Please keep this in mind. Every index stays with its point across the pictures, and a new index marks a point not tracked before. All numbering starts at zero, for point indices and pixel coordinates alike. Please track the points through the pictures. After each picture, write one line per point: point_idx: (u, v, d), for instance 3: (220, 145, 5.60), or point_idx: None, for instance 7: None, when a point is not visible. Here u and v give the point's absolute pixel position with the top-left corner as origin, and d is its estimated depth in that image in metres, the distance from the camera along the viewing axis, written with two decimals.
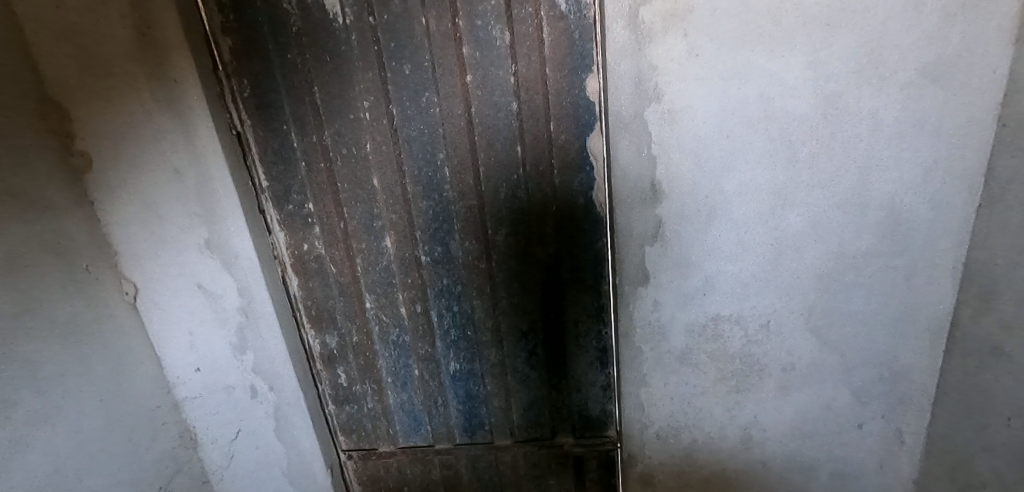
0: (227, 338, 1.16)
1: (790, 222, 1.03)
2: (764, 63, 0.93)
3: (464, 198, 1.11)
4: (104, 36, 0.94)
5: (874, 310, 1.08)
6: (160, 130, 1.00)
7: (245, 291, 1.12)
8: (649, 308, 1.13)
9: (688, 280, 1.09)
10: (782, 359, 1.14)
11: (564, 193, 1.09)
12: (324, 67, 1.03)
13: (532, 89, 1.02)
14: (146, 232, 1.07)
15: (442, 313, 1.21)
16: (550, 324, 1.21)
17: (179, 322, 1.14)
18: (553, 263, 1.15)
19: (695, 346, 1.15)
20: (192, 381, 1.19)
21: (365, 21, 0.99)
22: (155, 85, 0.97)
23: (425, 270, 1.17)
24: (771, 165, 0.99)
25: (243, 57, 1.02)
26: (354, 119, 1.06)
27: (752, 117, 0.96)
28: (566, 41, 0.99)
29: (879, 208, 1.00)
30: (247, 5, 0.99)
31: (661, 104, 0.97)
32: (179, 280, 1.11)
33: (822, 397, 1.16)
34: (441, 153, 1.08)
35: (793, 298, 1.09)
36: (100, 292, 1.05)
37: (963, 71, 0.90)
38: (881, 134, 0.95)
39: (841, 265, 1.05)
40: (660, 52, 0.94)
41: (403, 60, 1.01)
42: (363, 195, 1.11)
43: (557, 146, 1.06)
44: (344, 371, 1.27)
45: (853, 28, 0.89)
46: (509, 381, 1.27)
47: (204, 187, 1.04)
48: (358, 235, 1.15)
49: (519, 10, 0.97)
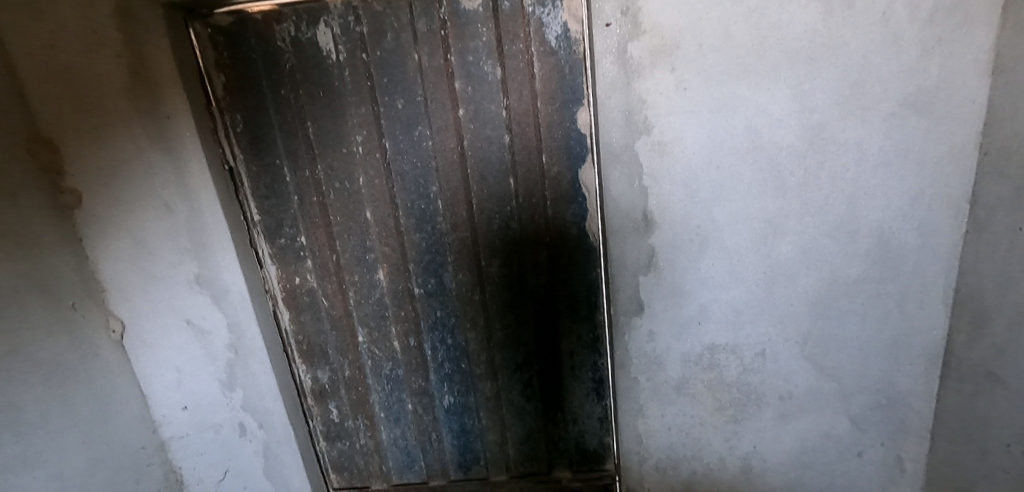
0: (216, 374, 1.13)
1: (781, 250, 1.04)
2: (750, 95, 0.95)
3: (456, 230, 1.11)
4: (97, 74, 0.94)
5: (868, 336, 1.08)
6: (151, 166, 0.99)
7: (236, 326, 1.10)
8: (645, 339, 1.12)
9: (682, 309, 1.09)
10: (779, 388, 1.13)
11: (557, 223, 1.09)
12: (317, 103, 1.04)
13: (524, 122, 1.03)
14: (134, 268, 1.05)
15: (436, 346, 1.19)
16: (546, 355, 1.19)
17: (166, 359, 1.11)
18: (547, 293, 1.15)
19: (692, 376, 1.14)
20: (179, 420, 1.16)
21: (358, 57, 1.01)
22: (147, 122, 0.97)
23: (418, 302, 1.16)
24: (761, 194, 1.00)
25: (236, 92, 1.03)
26: (347, 153, 1.06)
27: (740, 148, 0.98)
28: (557, 76, 1.00)
29: (868, 235, 1.01)
30: (242, 43, 1.01)
31: (651, 136, 0.98)
32: (167, 316, 1.08)
33: (820, 426, 1.15)
34: (434, 186, 1.08)
35: (788, 326, 1.09)
36: (86, 330, 1.03)
37: (944, 101, 0.92)
38: (867, 163, 0.97)
39: (834, 292, 1.06)
40: (649, 86, 0.95)
41: (395, 95, 1.03)
42: (356, 228, 1.11)
43: (549, 178, 1.07)
44: (335, 406, 1.24)
45: (835, 62, 0.92)
46: (504, 415, 1.25)
47: (196, 222, 1.03)
48: (350, 268, 1.14)
49: (510, 46, 0.99)
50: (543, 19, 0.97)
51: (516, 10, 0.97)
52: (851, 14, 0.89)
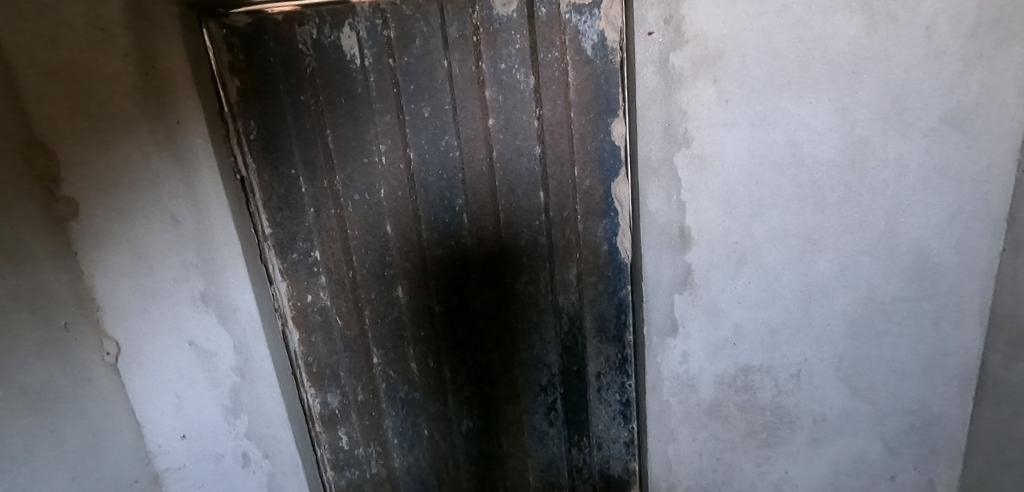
0: (219, 400, 1.04)
1: (820, 268, 1.01)
2: (793, 108, 0.92)
3: (482, 245, 1.06)
4: (102, 74, 0.87)
5: (904, 357, 1.05)
6: (158, 173, 0.92)
7: (243, 348, 1.02)
8: (677, 360, 1.07)
9: (717, 329, 1.05)
10: (814, 410, 1.10)
11: (587, 239, 1.05)
12: (338, 110, 0.98)
13: (557, 133, 0.99)
14: (133, 284, 0.96)
15: (456, 368, 1.13)
16: (571, 377, 1.14)
17: (165, 383, 1.02)
18: (574, 312, 1.10)
19: (725, 398, 1.09)
20: (176, 450, 1.06)
21: (384, 62, 0.96)
22: (156, 127, 0.90)
23: (438, 321, 1.10)
24: (801, 210, 0.97)
25: (252, 98, 0.97)
26: (368, 164, 1.01)
27: (781, 163, 0.95)
28: (592, 86, 0.97)
29: (906, 253, 0.99)
30: (259, 45, 0.95)
31: (691, 149, 0.94)
32: (167, 337, 1.00)
33: (854, 449, 1.12)
34: (460, 199, 1.03)
35: (824, 346, 1.05)
36: (78, 353, 0.94)
37: (983, 118, 0.91)
38: (907, 179, 0.95)
39: (871, 311, 1.03)
40: (690, 97, 0.91)
41: (422, 103, 0.98)
42: (375, 242, 1.05)
43: (581, 192, 1.02)
44: (345, 433, 1.16)
45: (878, 76, 0.90)
46: (526, 441, 1.18)
47: (204, 235, 0.96)
48: (367, 285, 1.08)
49: (545, 54, 0.95)
50: (580, 27, 0.94)
51: (552, 17, 0.93)
52: (895, 28, 0.87)
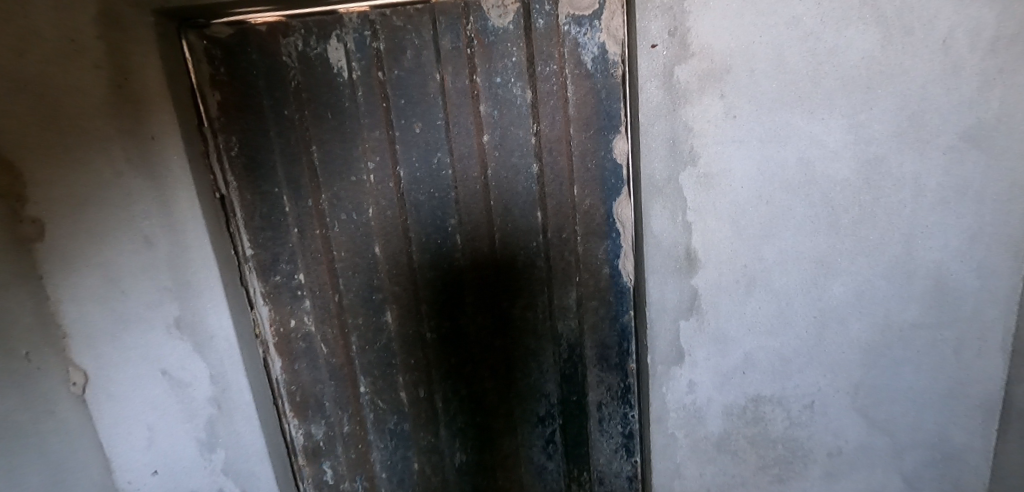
0: (195, 433, 0.97)
1: (834, 293, 0.95)
2: (804, 125, 0.87)
3: (476, 267, 1.00)
4: (73, 86, 0.82)
5: (924, 387, 0.99)
6: (130, 192, 0.86)
7: (220, 378, 0.96)
8: (683, 390, 1.01)
9: (725, 357, 0.99)
10: (829, 444, 1.03)
11: (587, 262, 1.00)
12: (324, 126, 0.93)
13: (555, 150, 0.94)
14: (103, 309, 0.90)
15: (448, 398, 1.07)
16: (570, 408, 1.07)
17: (136, 415, 0.95)
18: (574, 339, 1.04)
19: (734, 431, 1.03)
20: (147, 487, 0.99)
21: (373, 76, 0.91)
22: (129, 143, 0.85)
23: (429, 348, 1.04)
24: (814, 232, 0.92)
25: (233, 113, 0.92)
26: (355, 182, 0.96)
27: (792, 182, 0.90)
28: (592, 100, 0.92)
29: (925, 277, 0.93)
30: (242, 57, 0.90)
31: (696, 167, 0.89)
32: (139, 366, 0.93)
33: (871, 485, 1.05)
34: (453, 219, 0.98)
35: (839, 376, 0.99)
36: (41, 384, 0.87)
37: (1006, 135, 0.85)
38: (925, 200, 0.90)
39: (889, 339, 0.97)
40: (695, 113, 0.87)
41: (413, 118, 0.93)
42: (363, 264, 0.99)
43: (581, 212, 0.97)
44: (330, 467, 1.09)
45: (893, 91, 0.85)
46: (522, 476, 1.11)
47: (180, 257, 0.90)
48: (354, 309, 1.02)
49: (543, 67, 0.91)
50: (579, 39, 0.89)
51: (550, 29, 0.89)
52: (910, 41, 0.83)
